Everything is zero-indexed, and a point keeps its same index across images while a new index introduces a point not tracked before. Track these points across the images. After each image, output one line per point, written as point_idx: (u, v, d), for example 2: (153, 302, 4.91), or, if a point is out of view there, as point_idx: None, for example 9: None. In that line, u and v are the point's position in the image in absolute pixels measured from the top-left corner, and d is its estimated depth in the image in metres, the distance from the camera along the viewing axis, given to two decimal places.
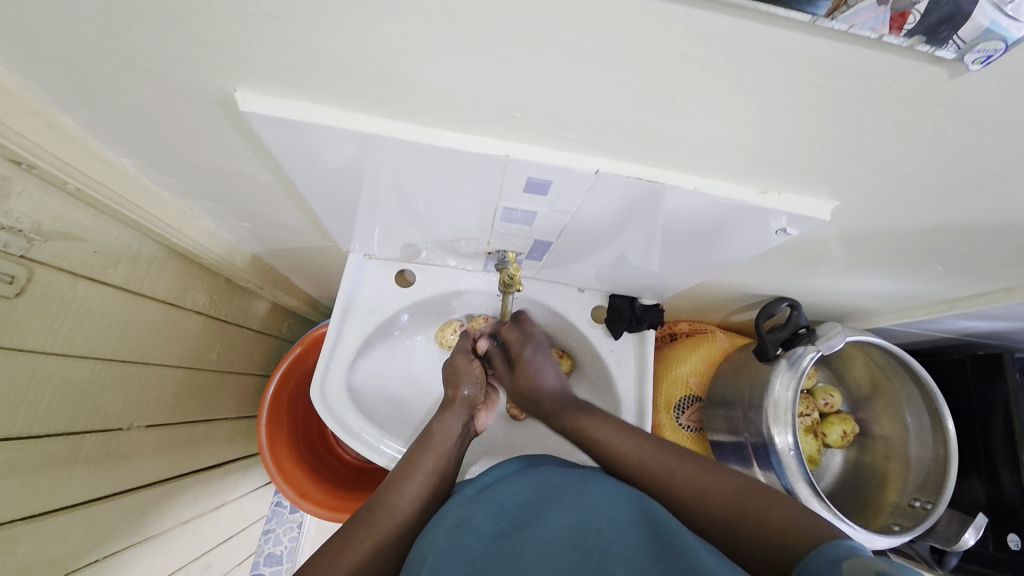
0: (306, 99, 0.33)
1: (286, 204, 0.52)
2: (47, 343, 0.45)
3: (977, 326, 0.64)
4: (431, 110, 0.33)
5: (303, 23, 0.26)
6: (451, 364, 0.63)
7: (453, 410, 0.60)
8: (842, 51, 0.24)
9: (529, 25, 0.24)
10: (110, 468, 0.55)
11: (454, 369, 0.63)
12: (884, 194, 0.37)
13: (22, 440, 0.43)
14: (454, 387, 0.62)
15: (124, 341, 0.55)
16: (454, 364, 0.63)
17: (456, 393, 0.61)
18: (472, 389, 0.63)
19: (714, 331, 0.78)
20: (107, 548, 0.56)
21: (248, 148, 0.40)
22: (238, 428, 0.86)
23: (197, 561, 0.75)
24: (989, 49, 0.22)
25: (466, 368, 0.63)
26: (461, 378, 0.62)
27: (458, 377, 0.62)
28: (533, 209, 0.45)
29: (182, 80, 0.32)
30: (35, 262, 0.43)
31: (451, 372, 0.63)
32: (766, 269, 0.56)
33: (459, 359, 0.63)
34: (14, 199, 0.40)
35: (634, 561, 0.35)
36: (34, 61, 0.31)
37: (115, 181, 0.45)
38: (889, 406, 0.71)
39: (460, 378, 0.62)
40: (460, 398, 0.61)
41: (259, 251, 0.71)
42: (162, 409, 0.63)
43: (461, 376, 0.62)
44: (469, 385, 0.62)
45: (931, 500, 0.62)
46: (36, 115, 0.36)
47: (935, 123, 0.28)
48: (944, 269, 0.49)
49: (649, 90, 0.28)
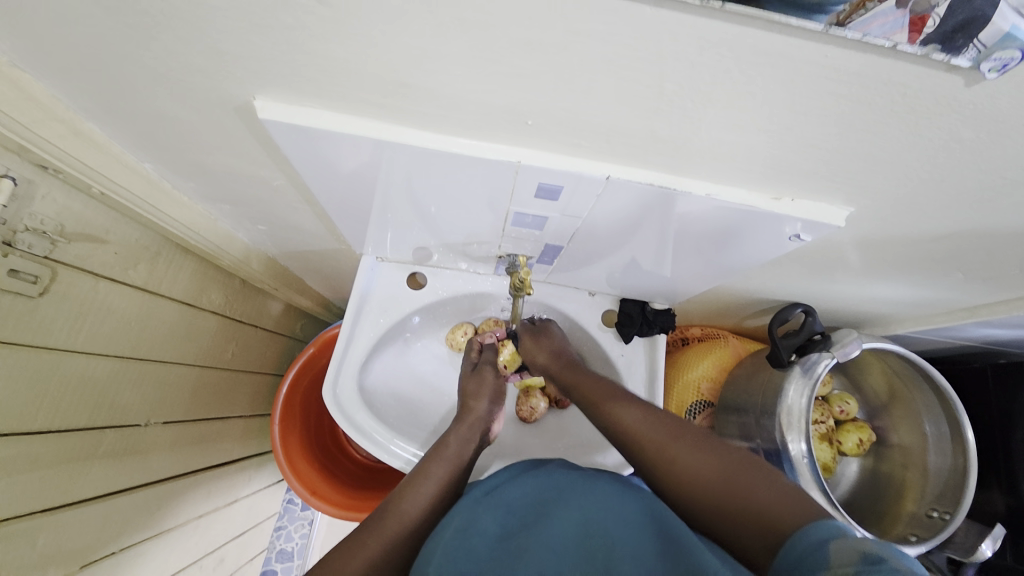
0: (320, 107, 0.34)
1: (301, 208, 0.53)
2: (70, 341, 0.46)
3: (999, 335, 0.63)
4: (442, 118, 0.33)
5: (318, 35, 0.26)
6: (477, 377, 0.66)
7: (469, 421, 0.61)
8: (856, 59, 0.23)
9: (538, 35, 0.24)
10: (128, 463, 0.57)
11: (479, 383, 0.65)
12: (902, 201, 0.36)
13: (43, 434, 0.45)
14: (474, 400, 0.63)
15: (142, 340, 0.57)
16: (480, 376, 0.66)
17: (476, 406, 0.63)
18: (492, 403, 0.64)
19: (726, 336, 0.77)
20: (125, 540, 0.57)
21: (264, 153, 0.41)
22: (253, 426, 0.88)
23: (211, 555, 0.77)
24: (1005, 58, 0.22)
25: (491, 382, 0.66)
26: (483, 393, 0.64)
27: (481, 391, 0.64)
28: (543, 214, 0.45)
29: (203, 89, 0.33)
30: (59, 264, 0.44)
31: (474, 386, 0.65)
32: (780, 274, 0.55)
33: (485, 373, 0.66)
34: (38, 202, 0.41)
35: (639, 561, 0.35)
36: (62, 70, 0.33)
37: (138, 185, 0.47)
38: (907, 414, 0.70)
39: (481, 392, 0.64)
40: (478, 412, 0.62)
41: (275, 253, 0.73)
42: (179, 405, 0.65)
43: (484, 391, 0.64)
44: (487, 401, 0.64)
45: (949, 511, 0.61)
46: (64, 122, 0.38)
47: (952, 130, 0.27)
48: (963, 276, 0.48)
49: (659, 97, 0.28)
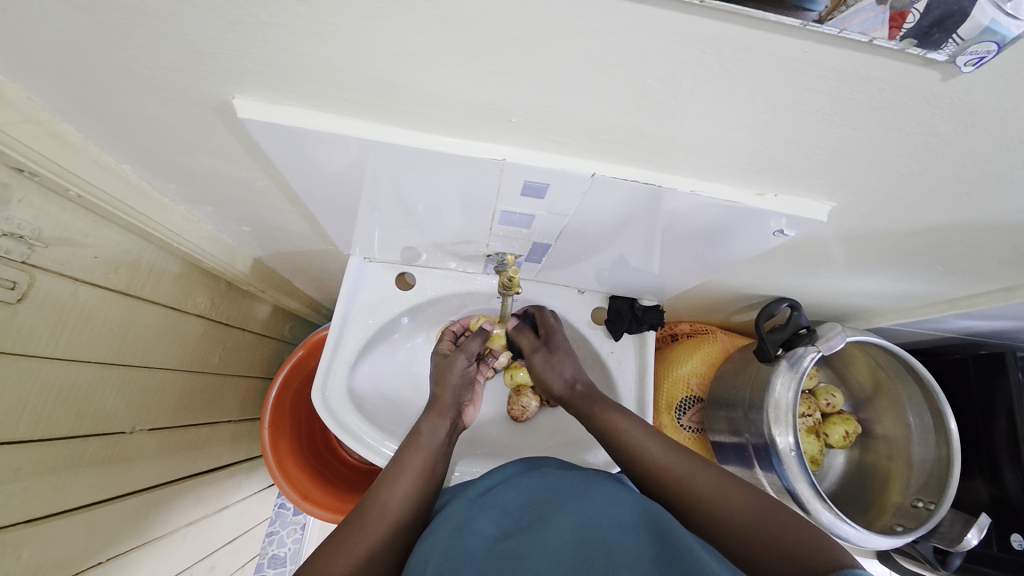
0: (301, 105, 0.34)
1: (286, 209, 0.53)
2: (50, 348, 0.45)
3: (979, 326, 0.64)
4: (426, 116, 0.33)
5: (297, 32, 0.26)
6: (444, 364, 0.62)
7: (438, 410, 0.59)
8: (834, 54, 0.24)
9: (520, 32, 0.24)
10: (114, 471, 0.56)
11: (445, 370, 0.62)
12: (883, 196, 0.36)
13: (25, 444, 0.44)
14: (440, 388, 0.60)
15: (125, 345, 0.55)
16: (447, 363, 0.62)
17: (442, 395, 0.60)
18: (460, 391, 0.62)
19: (714, 331, 0.78)
20: (113, 549, 0.56)
21: (246, 153, 0.40)
22: (241, 431, 0.86)
23: (201, 562, 0.76)
24: (981, 51, 0.22)
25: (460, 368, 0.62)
26: (450, 382, 0.61)
27: (447, 379, 0.61)
28: (531, 212, 0.45)
29: (181, 89, 0.32)
30: (37, 268, 0.43)
31: (442, 373, 0.61)
32: (766, 269, 0.56)
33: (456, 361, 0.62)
34: (15, 206, 0.40)
35: (634, 563, 0.35)
36: (33, 70, 0.32)
37: (118, 188, 0.46)
38: (891, 406, 0.71)
39: (449, 381, 0.61)
40: (446, 400, 0.60)
41: (261, 255, 0.72)
42: (164, 412, 0.64)
43: (450, 379, 0.61)
44: (454, 390, 0.61)
45: (933, 500, 0.62)
46: (38, 123, 0.37)
47: (929, 125, 0.28)
48: (944, 268, 0.49)
49: (642, 95, 0.28)
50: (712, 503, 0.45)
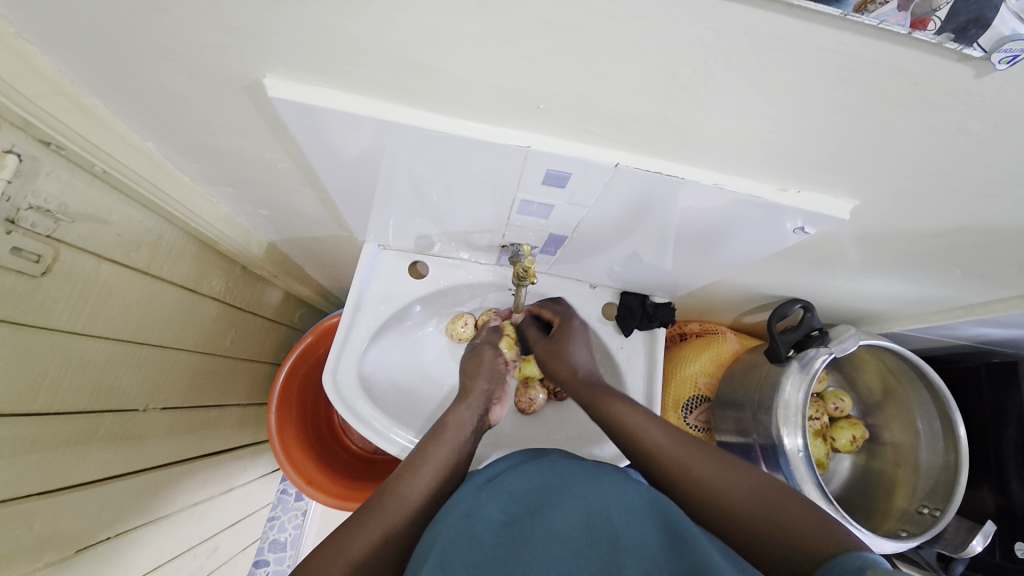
0: (329, 86, 0.34)
1: (305, 193, 0.53)
2: (70, 322, 0.46)
3: (993, 334, 0.64)
4: (452, 99, 0.33)
5: (332, 10, 0.26)
6: (476, 355, 0.65)
7: (467, 402, 0.59)
8: (870, 47, 0.24)
9: (555, 15, 0.24)
10: (126, 448, 0.56)
11: (477, 361, 0.64)
12: (906, 195, 0.36)
13: (42, 417, 0.44)
14: (473, 380, 0.62)
15: (142, 322, 0.56)
16: (478, 356, 0.65)
17: (473, 385, 0.61)
18: (491, 382, 0.62)
19: (724, 331, 0.77)
20: (120, 526, 0.57)
21: (271, 134, 0.41)
22: (249, 415, 0.87)
23: (205, 543, 0.76)
24: (1017, 49, 0.22)
25: (490, 361, 0.64)
26: (480, 370, 0.62)
27: (478, 371, 0.62)
28: (549, 202, 0.45)
29: (213, 66, 0.33)
30: (61, 243, 0.44)
31: (473, 364, 0.63)
32: (780, 269, 0.56)
33: (483, 353, 0.64)
34: (42, 179, 0.40)
35: (647, 553, 0.36)
36: (66, 40, 0.32)
37: (142, 165, 0.46)
38: (900, 412, 0.71)
39: (479, 372, 0.62)
40: (476, 392, 0.61)
41: (275, 239, 0.72)
42: (177, 391, 0.65)
43: (482, 370, 0.62)
44: (485, 381, 0.62)
45: (940, 507, 0.62)
46: (67, 96, 0.37)
47: (960, 122, 0.28)
48: (962, 273, 0.49)
49: (673, 83, 0.28)
50: (711, 490, 0.44)
